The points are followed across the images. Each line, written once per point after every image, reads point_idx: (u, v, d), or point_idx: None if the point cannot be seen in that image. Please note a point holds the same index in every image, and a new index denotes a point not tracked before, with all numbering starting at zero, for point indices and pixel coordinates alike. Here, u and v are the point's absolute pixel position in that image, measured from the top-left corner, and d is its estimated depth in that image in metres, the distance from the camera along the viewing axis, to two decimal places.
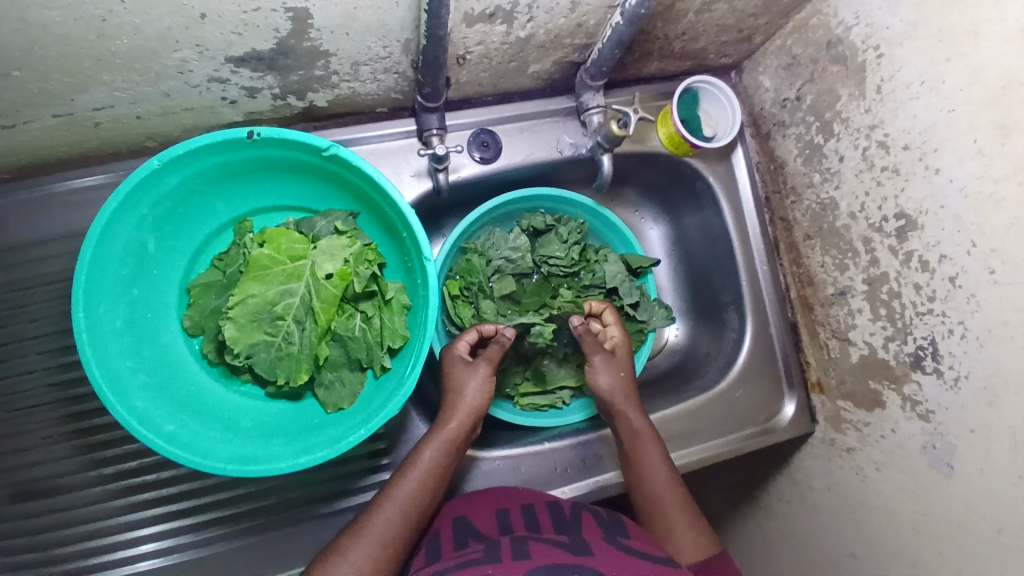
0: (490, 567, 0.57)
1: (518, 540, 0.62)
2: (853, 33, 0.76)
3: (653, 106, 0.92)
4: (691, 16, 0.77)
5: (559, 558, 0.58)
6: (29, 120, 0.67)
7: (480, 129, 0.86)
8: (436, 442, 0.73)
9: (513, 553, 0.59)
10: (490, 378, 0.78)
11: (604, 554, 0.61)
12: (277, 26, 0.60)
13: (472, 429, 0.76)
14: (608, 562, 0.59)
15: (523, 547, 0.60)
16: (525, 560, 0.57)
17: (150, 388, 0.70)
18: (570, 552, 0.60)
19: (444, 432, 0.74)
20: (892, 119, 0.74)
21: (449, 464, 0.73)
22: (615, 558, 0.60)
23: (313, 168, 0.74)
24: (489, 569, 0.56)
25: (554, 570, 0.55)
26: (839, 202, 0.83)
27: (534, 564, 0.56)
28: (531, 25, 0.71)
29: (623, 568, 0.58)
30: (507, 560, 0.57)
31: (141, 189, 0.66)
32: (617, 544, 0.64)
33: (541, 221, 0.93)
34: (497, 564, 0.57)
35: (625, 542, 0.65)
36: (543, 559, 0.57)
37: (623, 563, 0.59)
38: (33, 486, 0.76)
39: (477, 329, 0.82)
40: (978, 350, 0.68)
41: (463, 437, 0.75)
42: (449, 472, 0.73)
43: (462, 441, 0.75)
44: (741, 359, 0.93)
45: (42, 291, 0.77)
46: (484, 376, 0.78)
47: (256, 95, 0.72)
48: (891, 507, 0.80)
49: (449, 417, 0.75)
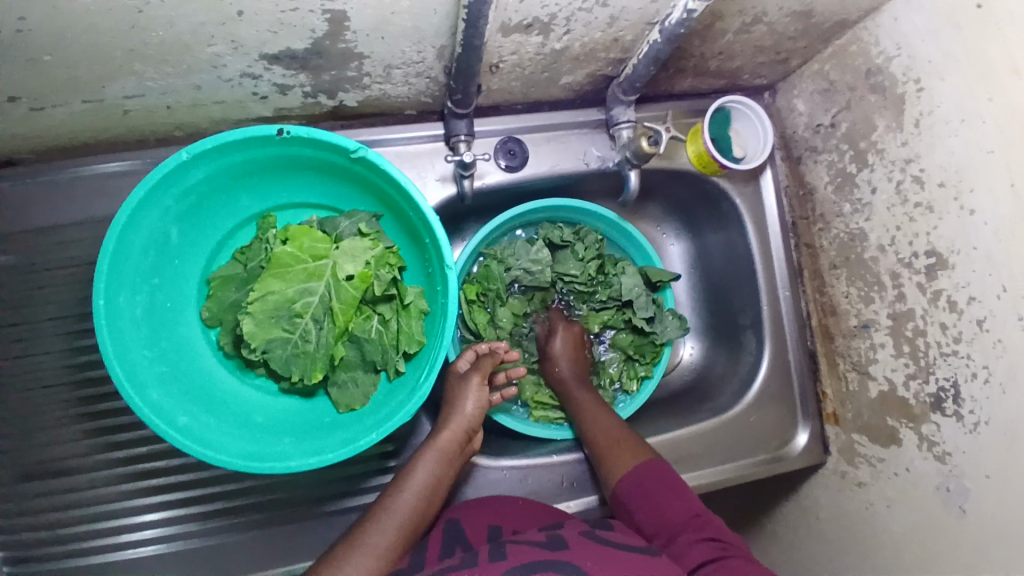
0: (471, 570, 0.57)
1: (499, 544, 0.62)
2: (894, 64, 0.74)
3: (684, 124, 0.90)
4: (730, 36, 0.76)
5: (537, 555, 0.58)
6: (60, 105, 0.67)
7: (508, 137, 0.85)
8: (429, 453, 0.73)
9: (493, 555, 0.59)
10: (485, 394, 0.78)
11: (582, 548, 0.61)
12: (313, 26, 0.60)
13: (469, 440, 0.76)
14: (587, 556, 0.59)
15: (504, 549, 0.60)
16: (503, 561, 0.58)
17: (165, 378, 0.70)
18: (546, 549, 0.60)
19: (438, 442, 0.74)
20: (929, 155, 0.72)
21: (445, 474, 0.73)
22: (592, 551, 0.60)
23: (339, 168, 0.74)
24: (468, 571, 0.57)
25: (533, 568, 0.55)
26: (868, 233, 0.81)
27: (512, 564, 0.56)
28: (567, 37, 0.71)
29: (599, 559, 0.58)
30: (484, 562, 0.58)
31: (167, 181, 0.67)
32: (592, 536, 0.65)
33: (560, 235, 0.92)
34: (475, 566, 0.57)
35: (603, 535, 0.66)
36: (521, 558, 0.58)
37: (600, 556, 0.59)
38: (43, 466, 0.77)
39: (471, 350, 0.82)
40: (1001, 396, 0.67)
41: (456, 448, 0.74)
42: (445, 481, 0.73)
43: (457, 450, 0.74)
44: (757, 384, 0.92)
45: (62, 274, 0.78)
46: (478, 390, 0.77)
47: (287, 92, 0.72)
48: (899, 546, 0.79)
49: (444, 426, 0.75)
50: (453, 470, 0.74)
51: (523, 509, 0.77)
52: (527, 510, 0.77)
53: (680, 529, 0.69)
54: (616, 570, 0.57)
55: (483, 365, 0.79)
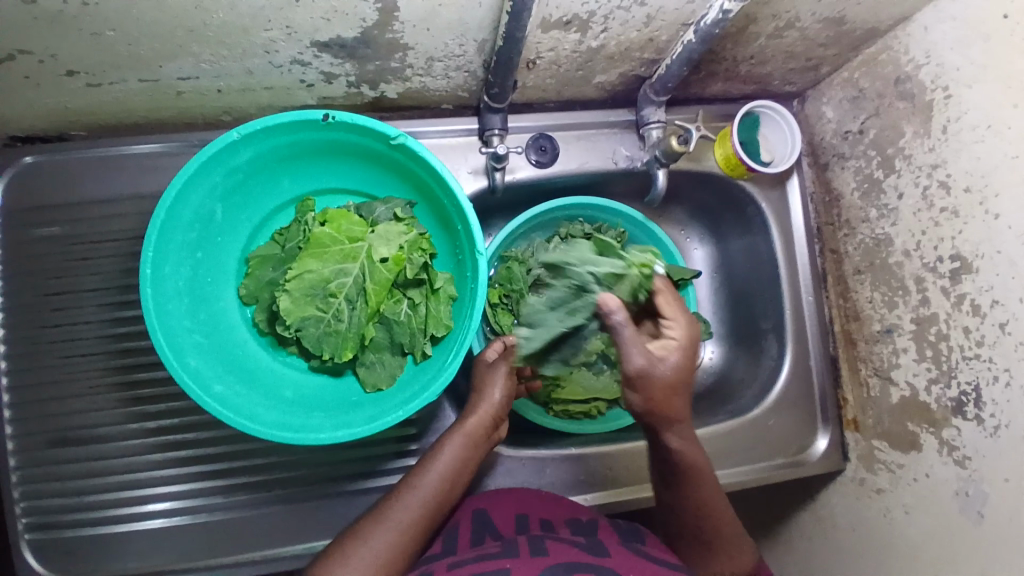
0: (508, 561, 0.58)
1: (534, 538, 0.63)
2: (923, 72, 0.76)
3: (713, 127, 0.92)
4: (762, 40, 0.78)
5: (576, 556, 0.60)
6: (115, 82, 0.71)
7: (539, 133, 0.87)
8: (458, 437, 0.74)
9: (531, 550, 0.61)
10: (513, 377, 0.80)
11: (621, 556, 0.62)
12: (364, 16, 0.63)
13: (495, 427, 0.78)
14: (626, 564, 0.60)
15: (541, 545, 0.62)
16: (543, 556, 0.59)
17: (202, 348, 0.73)
18: (587, 552, 0.61)
19: (467, 427, 0.75)
20: (956, 160, 0.73)
21: (470, 457, 0.74)
22: (631, 560, 0.61)
23: (378, 155, 0.77)
24: (508, 561, 0.58)
25: (572, 568, 0.57)
26: (894, 239, 0.82)
27: (552, 561, 0.58)
28: (603, 36, 0.73)
29: (638, 569, 0.60)
30: (525, 555, 0.59)
31: (217, 158, 0.70)
32: (632, 548, 0.65)
33: (594, 228, 0.83)
34: (515, 557, 0.59)
35: (642, 548, 0.66)
36: (560, 557, 0.59)
37: (639, 566, 0.61)
38: (77, 431, 0.80)
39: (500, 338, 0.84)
40: (1023, 399, 0.67)
41: (481, 434, 0.76)
42: (472, 465, 0.74)
43: (483, 436, 0.76)
44: (777, 388, 0.92)
45: (106, 246, 0.81)
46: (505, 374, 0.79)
47: (332, 81, 0.75)
48: (914, 552, 0.79)
49: (471, 411, 0.77)
50: (479, 455, 0.75)
51: (544, 498, 0.78)
52: (549, 500, 0.78)
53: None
54: None
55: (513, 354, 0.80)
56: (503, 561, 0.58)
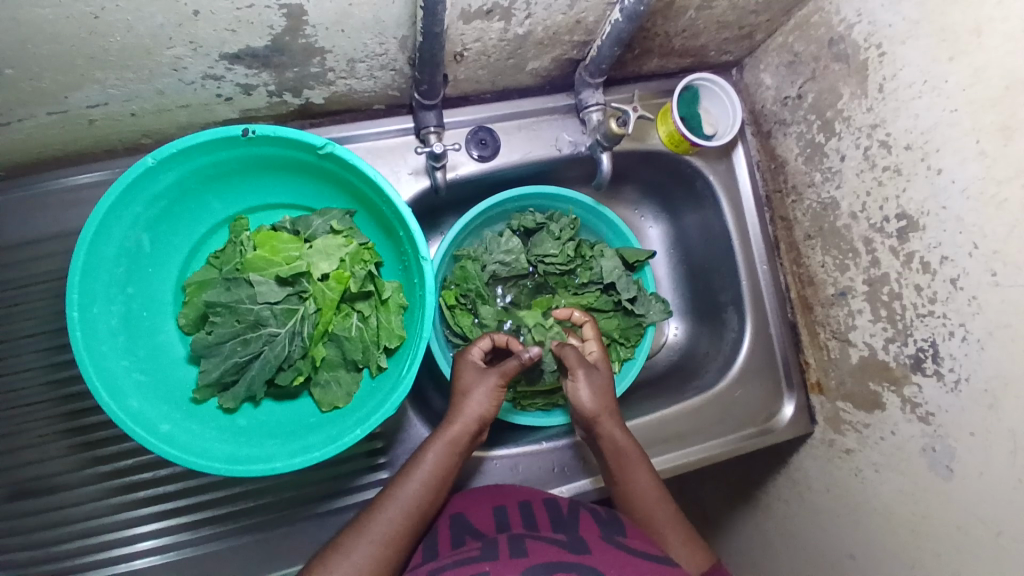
0: (487, 565, 0.57)
1: (511, 537, 0.62)
2: (856, 31, 0.75)
3: (653, 104, 0.91)
4: (692, 13, 0.76)
5: (556, 555, 0.58)
6: (23, 118, 0.67)
7: (478, 127, 0.85)
8: (435, 443, 0.72)
9: (511, 551, 0.59)
10: (501, 389, 0.75)
11: (602, 552, 0.61)
12: (271, 23, 0.60)
13: (479, 434, 0.75)
14: (606, 561, 0.59)
15: (521, 546, 0.60)
16: (523, 558, 0.57)
17: (144, 388, 0.69)
18: (568, 551, 0.60)
19: (449, 435, 0.72)
20: (894, 119, 0.73)
21: (451, 465, 0.72)
22: (612, 557, 0.60)
23: (308, 166, 0.74)
24: (486, 566, 0.56)
25: (552, 568, 0.55)
26: (840, 202, 0.82)
27: (532, 562, 0.56)
28: (529, 22, 0.71)
29: (620, 565, 0.58)
30: (504, 558, 0.57)
31: (136, 187, 0.66)
32: (614, 542, 0.64)
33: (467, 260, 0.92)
34: (494, 561, 0.57)
35: (622, 541, 0.65)
36: (540, 557, 0.57)
37: (620, 561, 0.59)
38: (30, 484, 0.76)
39: (489, 338, 0.80)
40: (979, 352, 0.68)
41: (465, 442, 0.73)
42: (451, 473, 0.72)
43: (465, 444, 0.73)
44: (740, 360, 0.93)
45: (37, 290, 0.77)
46: (493, 386, 0.75)
47: (252, 93, 0.72)
48: (889, 509, 0.80)
49: (453, 419, 0.73)
50: (459, 462, 0.73)
51: (518, 491, 0.77)
52: (528, 492, 0.76)
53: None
54: None
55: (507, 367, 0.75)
56: (482, 565, 0.56)
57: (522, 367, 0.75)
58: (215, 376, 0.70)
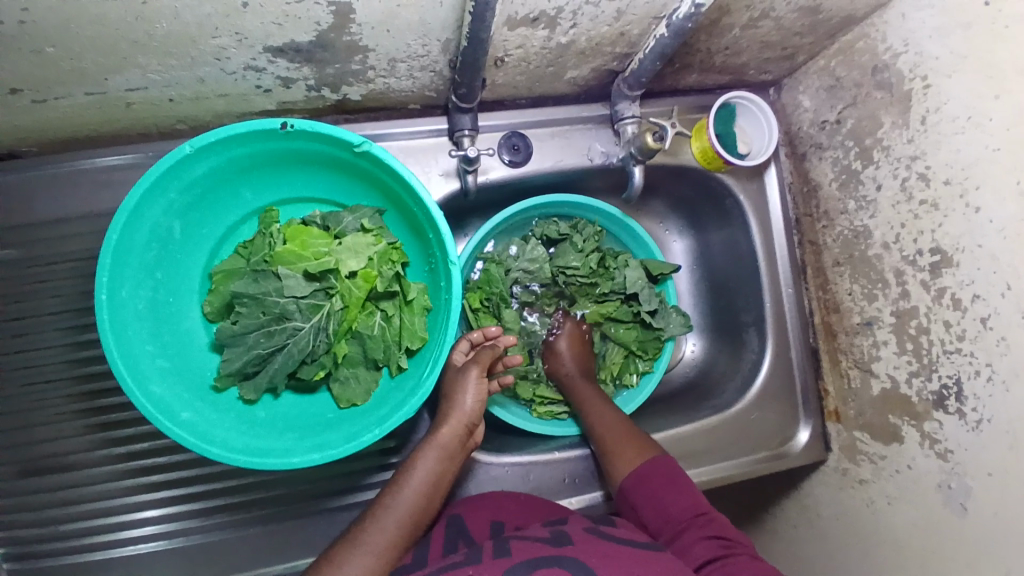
0: (472, 568, 0.56)
1: (500, 540, 0.62)
2: (901, 61, 0.74)
3: (688, 119, 0.90)
4: (737, 31, 0.75)
5: (539, 552, 0.58)
6: (62, 97, 0.67)
7: (511, 132, 0.84)
8: (429, 451, 0.72)
9: (494, 553, 0.59)
10: (483, 382, 0.76)
11: (584, 543, 0.61)
12: (318, 19, 0.60)
13: (470, 435, 0.75)
14: (589, 552, 0.58)
15: (505, 547, 0.60)
16: (506, 557, 0.57)
17: (167, 373, 0.70)
18: (550, 545, 0.60)
19: (438, 439, 0.72)
20: (935, 152, 0.72)
21: (443, 471, 0.72)
22: (595, 547, 0.60)
23: (342, 163, 0.74)
24: (471, 570, 0.56)
25: (534, 565, 0.55)
26: (872, 231, 0.81)
27: (514, 561, 0.56)
28: (572, 32, 0.70)
29: (603, 556, 0.58)
30: (488, 560, 0.57)
31: (171, 174, 0.66)
32: (596, 532, 0.64)
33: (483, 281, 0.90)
34: (478, 563, 0.57)
35: (607, 531, 0.65)
36: (523, 555, 0.57)
37: (601, 550, 0.59)
38: (45, 461, 0.77)
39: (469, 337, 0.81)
40: (1004, 394, 0.67)
41: (457, 444, 0.73)
42: (445, 478, 0.72)
43: (457, 447, 0.73)
44: (758, 381, 0.92)
45: (64, 268, 0.77)
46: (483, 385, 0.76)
47: (290, 86, 0.72)
48: (899, 543, 0.79)
49: (443, 421, 0.73)
50: (451, 467, 0.72)
51: (523, 502, 0.76)
52: (529, 507, 0.76)
53: (684, 525, 0.68)
54: (618, 567, 0.56)
55: (482, 358, 0.77)
56: (465, 569, 0.56)
57: (497, 355, 0.78)
58: (237, 366, 0.70)
